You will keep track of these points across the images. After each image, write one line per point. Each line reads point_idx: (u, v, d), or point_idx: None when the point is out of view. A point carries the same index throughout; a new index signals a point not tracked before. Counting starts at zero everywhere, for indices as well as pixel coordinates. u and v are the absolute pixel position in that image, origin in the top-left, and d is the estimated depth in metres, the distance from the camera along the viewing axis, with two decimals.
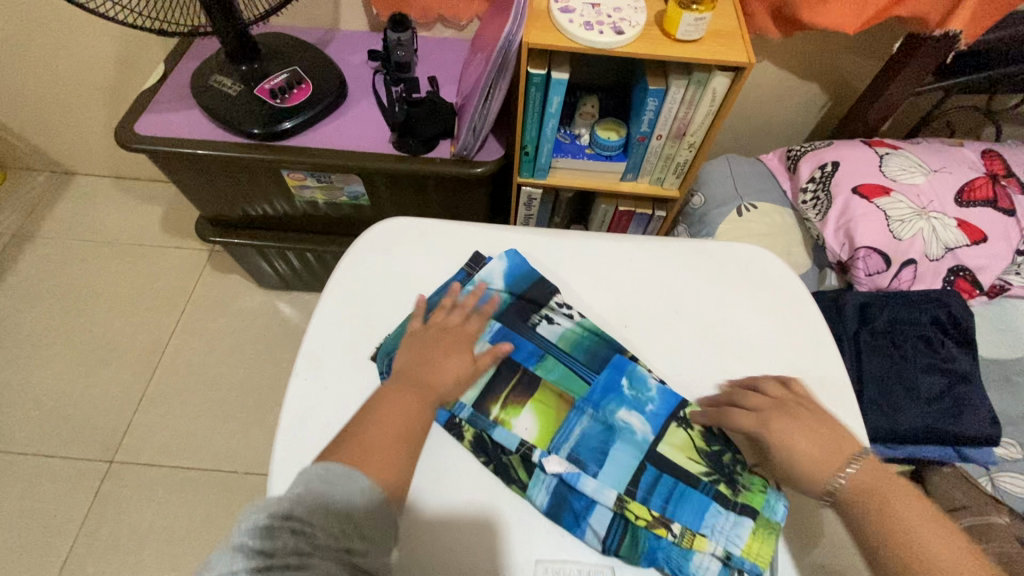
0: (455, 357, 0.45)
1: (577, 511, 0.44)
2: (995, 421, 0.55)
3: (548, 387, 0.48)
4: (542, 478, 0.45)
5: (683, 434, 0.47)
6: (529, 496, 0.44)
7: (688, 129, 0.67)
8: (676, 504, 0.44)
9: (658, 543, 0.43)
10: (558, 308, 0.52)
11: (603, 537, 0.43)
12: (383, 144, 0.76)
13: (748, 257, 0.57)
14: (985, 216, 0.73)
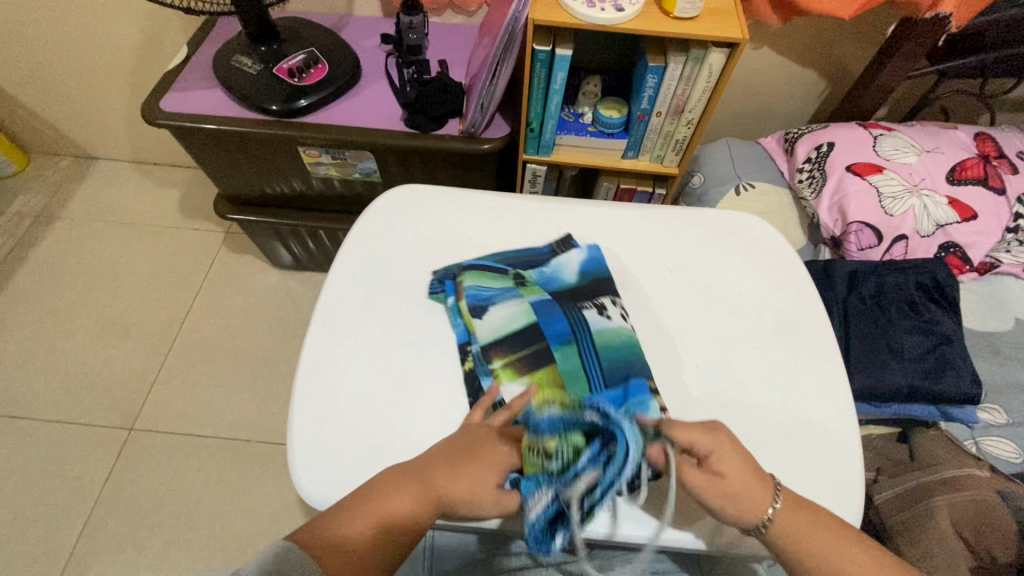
0: (475, 462, 0.43)
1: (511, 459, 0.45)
2: (977, 380, 0.58)
3: (553, 368, 0.49)
4: None
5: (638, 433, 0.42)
6: None
7: (686, 106, 0.70)
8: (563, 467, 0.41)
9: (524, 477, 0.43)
10: (614, 303, 0.53)
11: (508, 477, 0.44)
12: (395, 121, 0.79)
13: (742, 224, 0.60)
14: (976, 195, 0.75)
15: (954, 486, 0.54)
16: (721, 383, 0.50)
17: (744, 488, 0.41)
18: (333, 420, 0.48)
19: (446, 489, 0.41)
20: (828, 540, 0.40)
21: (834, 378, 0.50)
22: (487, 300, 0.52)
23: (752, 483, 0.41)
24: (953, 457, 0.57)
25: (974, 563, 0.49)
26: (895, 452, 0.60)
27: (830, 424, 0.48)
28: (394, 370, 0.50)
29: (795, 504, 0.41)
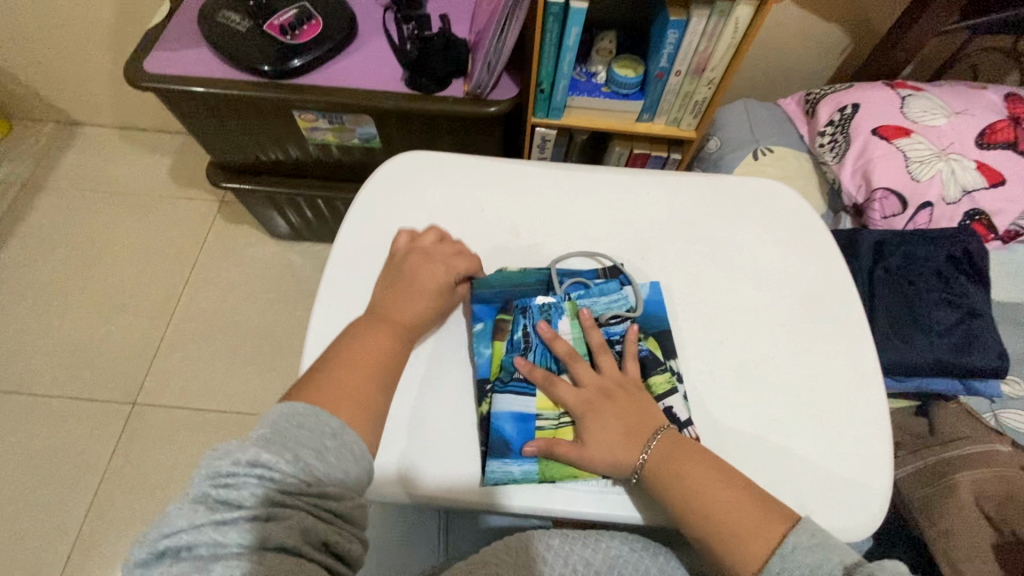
0: (421, 291, 0.45)
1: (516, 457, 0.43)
2: (1004, 353, 0.56)
3: None
4: (508, 468, 0.42)
5: None
6: (502, 474, 0.42)
7: (708, 65, 0.65)
8: (543, 319, 0.48)
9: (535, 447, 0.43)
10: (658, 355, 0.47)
11: (513, 469, 0.42)
12: (396, 83, 0.75)
13: (767, 192, 0.57)
14: (1006, 160, 0.72)
15: (975, 462, 0.52)
16: (744, 361, 0.47)
17: (615, 445, 0.42)
18: None
19: (405, 315, 0.44)
20: (700, 477, 0.39)
21: (860, 354, 0.48)
22: (524, 344, 0.47)
23: (619, 441, 0.42)
24: (974, 432, 0.55)
25: (997, 540, 0.49)
26: (915, 426, 0.58)
27: (856, 401, 0.46)
28: None
29: (668, 447, 0.41)
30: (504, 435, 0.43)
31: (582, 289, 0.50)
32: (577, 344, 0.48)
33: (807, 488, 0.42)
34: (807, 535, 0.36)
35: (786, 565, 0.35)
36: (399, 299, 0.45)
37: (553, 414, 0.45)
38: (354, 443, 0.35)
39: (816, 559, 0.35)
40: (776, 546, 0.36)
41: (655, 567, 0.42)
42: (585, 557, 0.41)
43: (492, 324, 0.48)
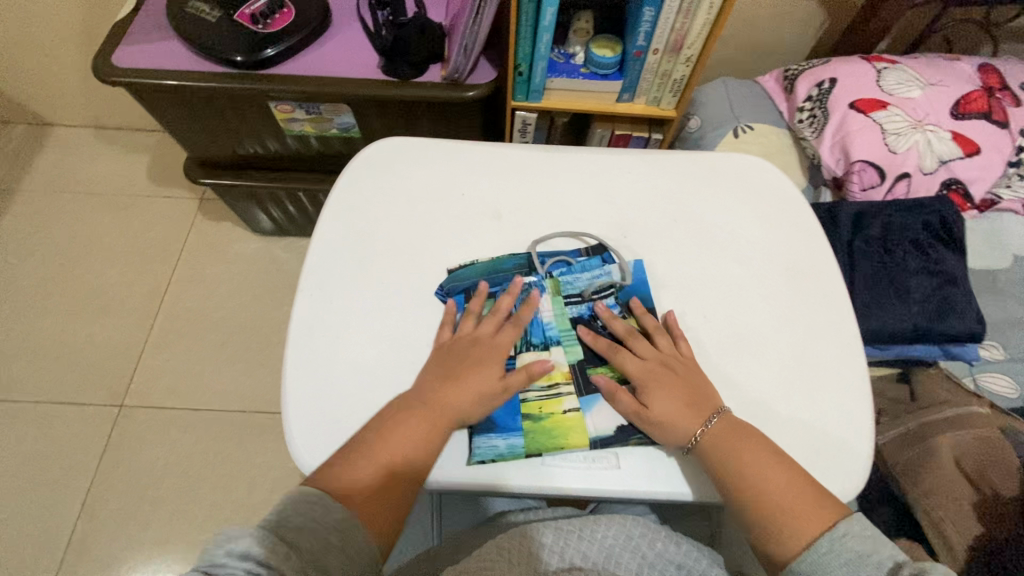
0: (467, 377, 0.44)
1: (501, 432, 0.44)
2: (981, 318, 0.57)
3: (559, 370, 0.47)
4: (493, 443, 0.43)
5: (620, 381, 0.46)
6: (488, 448, 0.43)
7: (685, 42, 0.65)
8: (526, 296, 0.49)
9: (521, 422, 0.44)
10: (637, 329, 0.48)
11: (498, 444, 0.43)
12: (373, 70, 0.73)
13: (746, 167, 0.57)
14: (980, 129, 0.73)
15: (958, 424, 0.54)
16: (728, 334, 0.48)
17: (675, 414, 0.43)
18: (331, 385, 0.45)
19: (454, 401, 0.43)
20: (761, 459, 0.40)
21: (842, 322, 0.49)
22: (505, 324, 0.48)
23: (681, 408, 0.43)
24: (954, 397, 0.56)
25: (978, 498, 0.49)
26: (896, 392, 0.60)
27: (838, 368, 0.47)
28: (392, 331, 0.48)
29: (736, 429, 0.42)
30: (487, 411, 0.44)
31: (564, 266, 0.51)
32: (562, 320, 0.49)
33: (792, 453, 0.43)
34: (861, 525, 0.37)
35: (835, 546, 0.36)
36: (445, 381, 0.44)
37: (536, 387, 0.46)
38: (358, 544, 0.37)
39: (868, 546, 0.37)
40: (826, 529, 0.38)
41: (651, 553, 0.43)
42: (580, 551, 0.41)
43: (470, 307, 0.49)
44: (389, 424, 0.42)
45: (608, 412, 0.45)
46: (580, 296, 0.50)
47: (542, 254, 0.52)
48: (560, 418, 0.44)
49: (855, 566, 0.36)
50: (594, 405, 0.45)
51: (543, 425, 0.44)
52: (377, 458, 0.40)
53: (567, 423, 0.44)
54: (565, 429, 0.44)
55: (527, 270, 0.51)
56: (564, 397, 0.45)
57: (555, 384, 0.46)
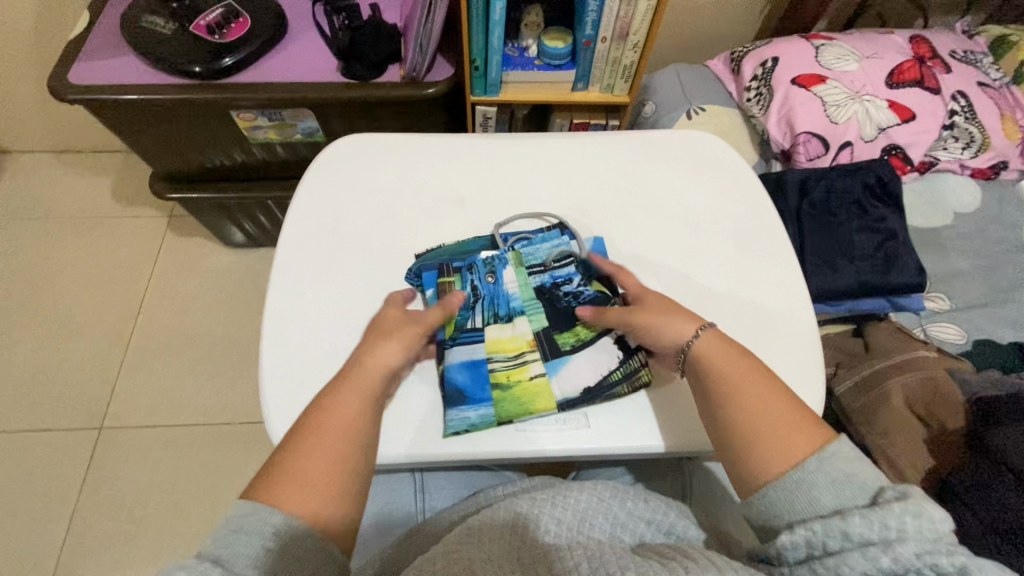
0: (383, 341, 0.44)
1: (471, 403, 0.45)
2: (921, 269, 0.61)
3: (524, 339, 0.49)
4: (464, 414, 0.45)
5: (583, 344, 0.49)
6: (459, 419, 0.45)
7: (630, 29, 0.68)
8: (489, 270, 0.51)
9: (490, 391, 0.46)
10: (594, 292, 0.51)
11: (469, 414, 0.45)
12: (333, 73, 0.75)
13: (695, 142, 0.60)
14: (914, 96, 0.78)
15: (903, 368, 0.57)
16: (686, 298, 0.51)
17: (670, 323, 0.45)
18: (307, 375, 0.47)
19: (379, 361, 0.42)
20: (747, 373, 0.41)
21: (790, 279, 0.52)
22: (473, 298, 0.50)
23: (680, 317, 0.45)
24: (902, 344, 0.60)
25: (927, 435, 0.54)
26: (850, 346, 0.64)
27: (791, 321, 0.50)
28: (364, 319, 0.49)
29: (722, 338, 0.44)
30: (457, 384, 0.46)
31: (525, 241, 0.53)
32: (524, 290, 0.51)
33: None
34: (849, 446, 0.37)
35: (825, 466, 0.36)
36: (368, 348, 0.43)
37: (504, 358, 0.48)
38: (302, 536, 0.34)
39: (855, 467, 0.36)
40: (816, 451, 0.37)
41: (624, 513, 0.44)
42: (556, 516, 0.42)
43: (442, 281, 0.50)
44: (323, 403, 0.40)
45: (572, 376, 0.47)
46: (542, 267, 0.52)
47: (504, 231, 0.54)
48: (528, 385, 0.46)
49: (840, 486, 0.35)
50: (559, 369, 0.47)
51: (511, 394, 0.46)
52: (321, 436, 0.38)
53: (534, 389, 0.46)
54: (531, 395, 0.46)
55: (490, 249, 0.53)
56: (531, 363, 0.47)
57: (521, 353, 0.48)
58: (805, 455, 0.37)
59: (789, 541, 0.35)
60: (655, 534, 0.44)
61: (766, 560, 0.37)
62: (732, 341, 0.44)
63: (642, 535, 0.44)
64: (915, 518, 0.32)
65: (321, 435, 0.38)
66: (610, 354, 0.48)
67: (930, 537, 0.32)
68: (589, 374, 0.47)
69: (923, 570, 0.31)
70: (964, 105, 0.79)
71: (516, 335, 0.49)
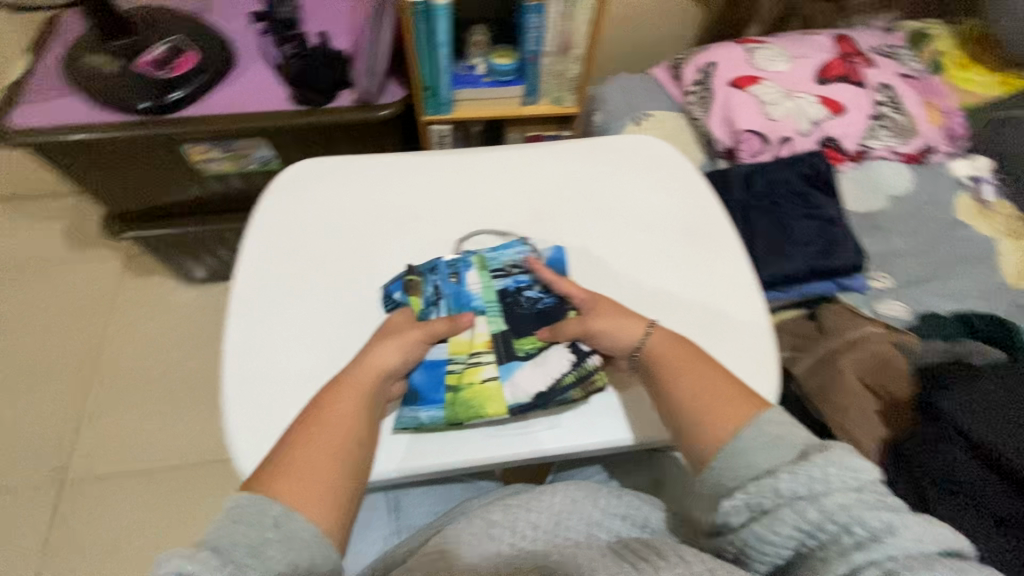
0: (384, 341, 0.47)
1: (423, 404, 0.47)
2: (860, 251, 0.65)
3: (482, 341, 0.50)
4: (415, 415, 0.47)
5: (538, 347, 0.50)
6: (411, 418, 0.47)
7: (572, 43, 0.71)
8: (452, 272, 0.53)
9: (441, 394, 0.48)
10: (552, 300, 0.52)
11: (420, 414, 0.47)
12: (283, 102, 0.76)
13: (640, 145, 0.62)
14: (842, 90, 0.83)
15: (854, 345, 0.60)
16: (639, 294, 0.53)
17: (617, 325, 0.48)
18: (273, 399, 0.47)
19: (377, 360, 0.46)
20: (687, 363, 0.45)
21: (737, 269, 0.55)
22: (436, 298, 0.52)
23: (624, 319, 0.48)
24: (852, 323, 0.63)
25: (880, 406, 0.57)
26: (805, 328, 0.66)
27: (740, 309, 0.52)
28: (328, 340, 0.50)
29: (670, 332, 0.47)
30: (413, 384, 0.48)
31: (491, 246, 0.55)
32: (487, 291, 0.53)
33: None
34: (779, 413, 0.41)
35: (760, 432, 0.40)
36: (368, 350, 0.47)
37: (462, 358, 0.50)
38: (300, 527, 0.36)
39: (785, 430, 0.40)
40: (750, 421, 0.41)
41: (598, 511, 0.44)
42: (531, 521, 0.43)
43: (411, 279, 0.52)
44: (326, 401, 0.43)
45: (524, 378, 0.48)
46: (504, 272, 0.54)
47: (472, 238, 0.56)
48: (479, 388, 0.48)
49: (771, 444, 0.39)
50: (512, 373, 0.49)
51: (461, 396, 0.48)
52: (324, 429, 0.41)
53: (485, 392, 0.48)
54: (482, 398, 0.48)
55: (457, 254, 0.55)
56: (484, 365, 0.49)
57: (478, 355, 0.50)
58: (742, 424, 0.41)
59: (731, 506, 0.38)
60: (629, 528, 0.44)
61: (716, 530, 0.39)
62: (678, 339, 0.46)
63: (620, 531, 0.44)
64: (835, 471, 0.36)
65: (323, 429, 0.41)
66: (563, 359, 0.49)
67: (854, 487, 0.35)
68: (540, 377, 0.48)
69: (848, 521, 0.34)
70: (889, 96, 0.85)
71: (474, 335, 0.51)
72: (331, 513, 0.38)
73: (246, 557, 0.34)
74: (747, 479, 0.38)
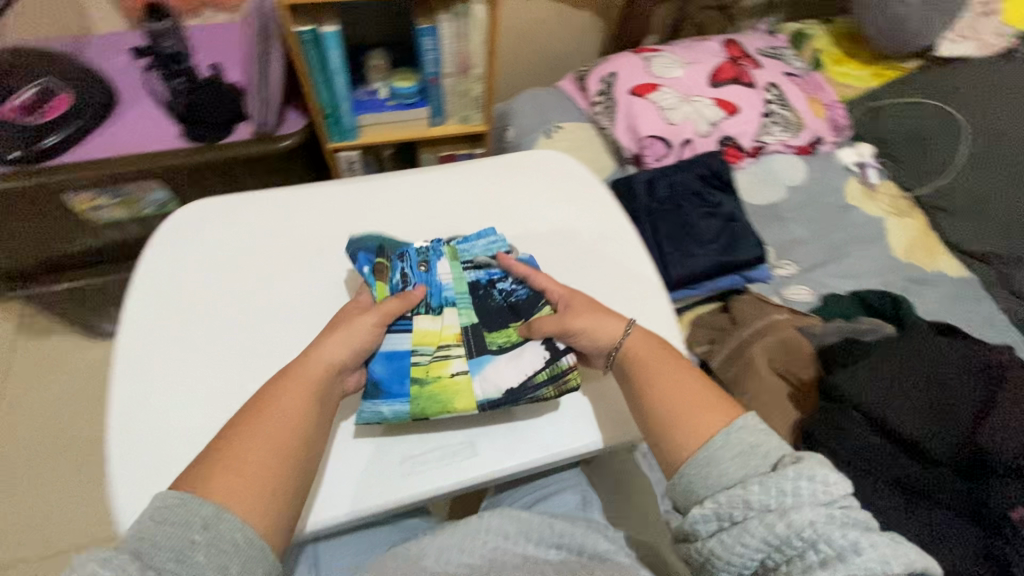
0: (338, 330, 0.45)
1: (389, 399, 0.45)
2: (760, 243, 0.68)
3: (451, 331, 0.49)
4: (381, 409, 0.45)
5: (512, 338, 0.49)
6: (377, 413, 0.45)
7: (470, 62, 0.71)
8: (422, 259, 0.51)
9: (407, 390, 0.46)
10: (526, 293, 0.51)
11: (384, 410, 0.45)
12: (173, 140, 0.72)
13: (543, 160, 0.63)
14: (734, 92, 0.88)
15: (764, 334, 0.63)
16: None
17: (600, 324, 0.47)
18: (168, 464, 0.44)
19: (326, 354, 0.44)
20: (669, 365, 0.45)
21: (643, 274, 0.56)
22: (404, 286, 0.50)
23: (606, 318, 0.48)
24: (760, 313, 0.66)
25: (792, 390, 0.60)
26: (719, 321, 0.69)
27: (648, 314, 0.54)
28: (227, 392, 0.47)
29: (649, 335, 0.47)
30: (379, 379, 0.46)
31: (461, 237, 0.54)
32: (459, 282, 0.51)
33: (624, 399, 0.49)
34: (753, 419, 0.42)
35: (731, 439, 0.40)
36: (317, 346, 0.44)
37: (429, 350, 0.48)
38: (230, 528, 0.35)
39: (758, 439, 0.40)
40: (725, 426, 0.42)
41: (531, 544, 0.44)
42: (464, 562, 0.42)
43: (377, 263, 0.50)
44: (269, 398, 0.41)
45: (496, 369, 0.47)
46: (474, 264, 0.52)
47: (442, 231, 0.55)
48: (447, 382, 0.46)
49: (745, 455, 0.39)
50: (485, 363, 0.47)
51: (428, 390, 0.46)
52: (264, 428, 0.40)
53: (453, 386, 0.46)
54: (450, 393, 0.46)
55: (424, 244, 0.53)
56: (453, 359, 0.48)
57: (447, 347, 0.48)
58: (715, 430, 0.41)
59: (700, 515, 0.39)
60: (564, 557, 0.43)
61: (685, 536, 0.40)
62: (655, 340, 0.47)
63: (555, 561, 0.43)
64: (807, 484, 0.36)
65: (264, 426, 0.40)
66: (540, 352, 0.48)
67: (824, 501, 0.36)
68: (513, 370, 0.47)
69: (814, 538, 0.34)
70: (776, 94, 0.91)
71: (444, 326, 0.49)
72: (268, 513, 0.37)
73: (169, 562, 0.33)
74: (716, 488, 0.39)
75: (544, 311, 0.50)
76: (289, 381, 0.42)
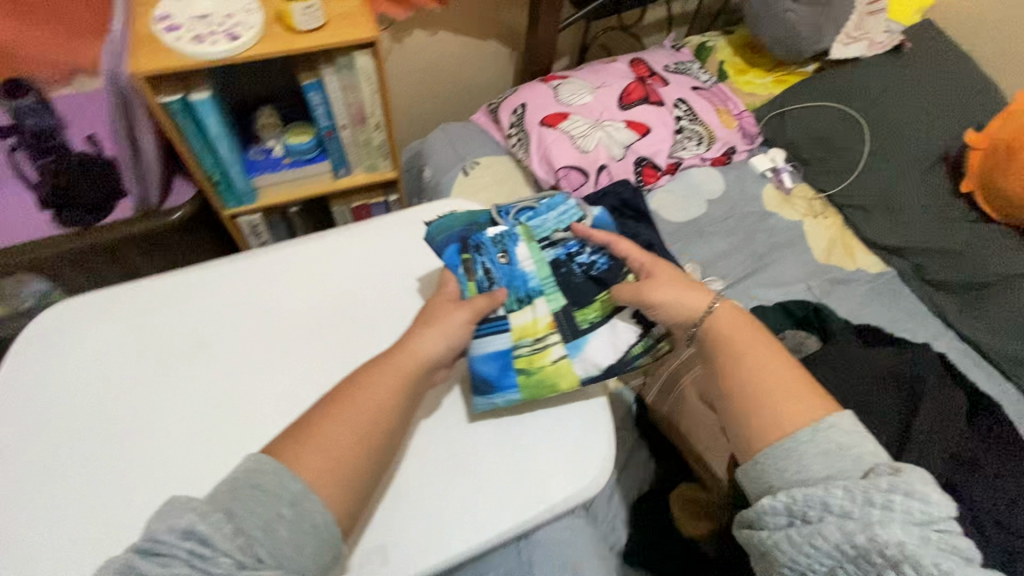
0: (437, 319, 0.44)
1: (497, 391, 0.47)
2: None
3: (544, 318, 0.49)
4: (494, 400, 0.46)
5: (602, 313, 0.50)
6: (491, 404, 0.46)
7: (365, 112, 0.68)
8: (500, 250, 0.50)
9: (517, 379, 0.47)
10: (606, 266, 0.51)
11: (498, 401, 0.46)
12: (40, 225, 0.65)
13: (452, 210, 0.59)
14: (644, 113, 0.88)
15: None
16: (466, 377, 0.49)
17: (682, 296, 0.45)
18: None
19: (422, 345, 0.42)
20: (768, 345, 0.42)
21: None
22: (490, 280, 0.49)
23: (688, 292, 0.45)
24: None
25: None
26: None
27: None
28: (96, 527, 0.41)
29: (739, 312, 0.44)
30: (485, 375, 0.46)
31: (530, 212, 0.53)
32: (541, 267, 0.50)
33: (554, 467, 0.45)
34: (849, 421, 0.37)
35: (818, 436, 0.36)
36: (414, 333, 0.43)
37: (527, 342, 0.48)
38: (313, 509, 0.33)
39: (851, 441, 0.36)
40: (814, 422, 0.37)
41: None
42: None
43: (465, 257, 0.49)
44: (353, 382, 0.39)
45: (594, 349, 0.49)
46: (551, 240, 0.51)
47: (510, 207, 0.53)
48: (551, 369, 0.47)
49: (830, 455, 0.36)
50: (583, 346, 0.49)
51: (534, 378, 0.47)
52: (351, 410, 0.37)
53: (556, 371, 0.48)
54: (555, 376, 0.47)
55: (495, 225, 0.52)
56: (553, 347, 0.48)
57: (543, 337, 0.49)
58: (801, 423, 0.37)
59: (769, 505, 0.36)
60: None
61: (750, 522, 0.38)
62: (747, 315, 0.44)
63: None
64: (902, 501, 0.32)
65: (354, 408, 0.38)
66: (631, 325, 0.49)
67: (918, 521, 0.33)
68: (610, 348, 0.49)
69: (899, 559, 0.31)
70: (685, 110, 0.91)
71: (536, 317, 0.49)
72: (342, 506, 0.35)
73: (254, 531, 0.31)
74: (790, 484, 0.36)
75: (629, 278, 0.49)
76: (375, 365, 0.40)
